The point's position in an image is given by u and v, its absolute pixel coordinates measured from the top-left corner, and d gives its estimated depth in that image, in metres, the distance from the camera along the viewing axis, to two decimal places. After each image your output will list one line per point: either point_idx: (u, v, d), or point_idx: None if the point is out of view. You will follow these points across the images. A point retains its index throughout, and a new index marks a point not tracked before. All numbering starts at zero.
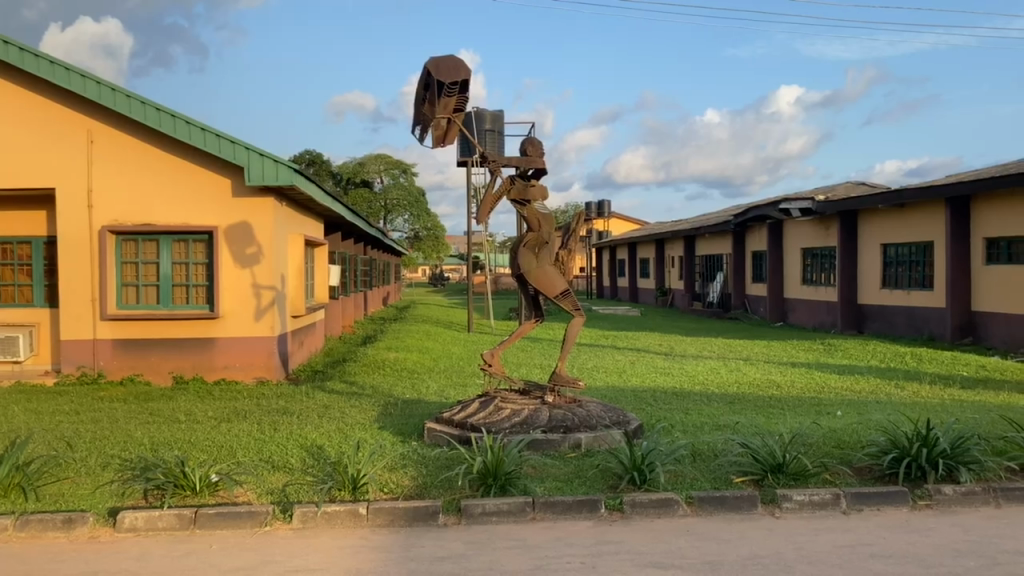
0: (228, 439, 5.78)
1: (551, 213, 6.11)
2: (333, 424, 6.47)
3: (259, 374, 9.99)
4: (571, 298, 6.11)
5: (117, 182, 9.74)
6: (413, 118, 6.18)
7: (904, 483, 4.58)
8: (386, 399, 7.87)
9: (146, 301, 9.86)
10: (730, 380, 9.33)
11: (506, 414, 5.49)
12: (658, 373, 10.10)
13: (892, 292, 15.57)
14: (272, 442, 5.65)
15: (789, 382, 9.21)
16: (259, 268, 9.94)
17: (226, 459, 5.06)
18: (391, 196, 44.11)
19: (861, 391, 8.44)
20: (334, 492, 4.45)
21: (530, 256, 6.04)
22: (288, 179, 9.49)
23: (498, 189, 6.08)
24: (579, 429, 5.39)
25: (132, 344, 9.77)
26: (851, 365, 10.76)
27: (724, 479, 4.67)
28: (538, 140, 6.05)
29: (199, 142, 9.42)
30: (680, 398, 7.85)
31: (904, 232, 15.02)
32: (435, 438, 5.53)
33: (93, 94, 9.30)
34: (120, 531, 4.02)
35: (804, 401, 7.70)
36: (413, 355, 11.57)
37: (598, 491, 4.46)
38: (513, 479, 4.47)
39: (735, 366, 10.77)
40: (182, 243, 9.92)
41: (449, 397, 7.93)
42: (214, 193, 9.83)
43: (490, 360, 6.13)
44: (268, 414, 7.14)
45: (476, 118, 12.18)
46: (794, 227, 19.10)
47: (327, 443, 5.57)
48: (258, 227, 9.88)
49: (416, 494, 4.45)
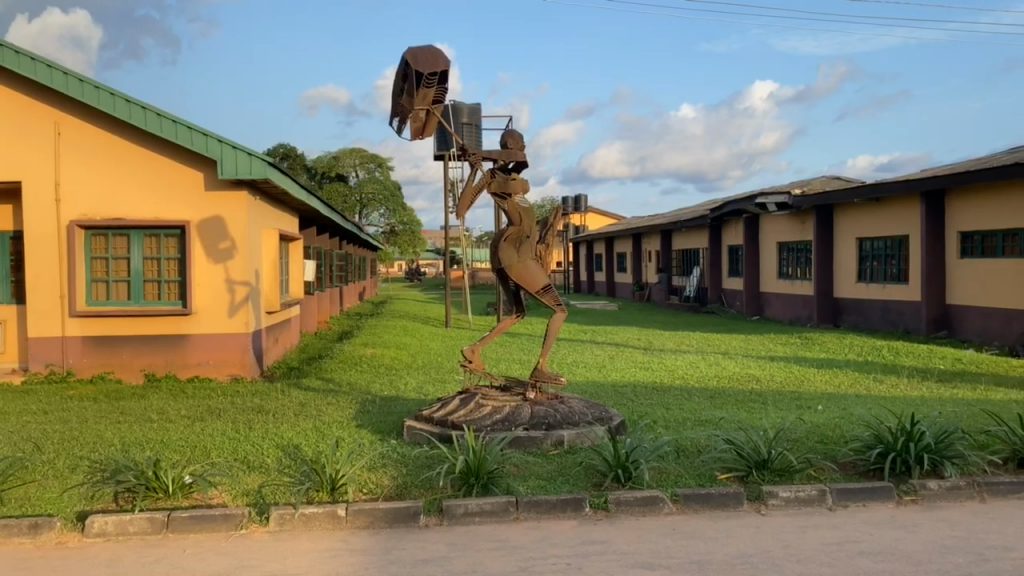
0: (201, 438, 5.64)
1: (532, 206, 6.02)
2: (309, 423, 6.34)
3: (233, 371, 9.83)
4: (553, 293, 6.01)
5: (86, 176, 9.52)
6: (390, 109, 6.05)
7: (889, 478, 4.54)
8: (363, 397, 7.75)
9: (117, 297, 9.67)
10: (709, 375, 9.32)
11: (487, 411, 5.40)
12: (638, 368, 10.06)
13: (868, 286, 15.67)
14: (247, 441, 5.53)
15: (768, 376, 9.20)
16: (233, 263, 9.76)
17: (199, 460, 4.92)
18: (366, 189, 43.79)
19: (839, 384, 8.46)
20: (312, 493, 4.34)
21: (511, 251, 5.94)
22: (262, 172, 9.31)
23: (478, 182, 5.98)
24: (561, 426, 5.31)
25: (102, 341, 9.56)
26: (829, 359, 10.80)
27: (709, 476, 4.62)
28: (518, 132, 5.96)
29: (171, 134, 9.22)
30: (661, 393, 7.80)
31: (880, 226, 15.11)
32: (415, 436, 5.44)
33: (60, 85, 9.07)
34: (89, 536, 3.88)
35: (784, 396, 7.69)
36: (391, 351, 11.44)
37: (581, 489, 4.39)
38: (495, 478, 4.38)
39: (714, 361, 10.77)
40: (153, 238, 9.72)
41: (427, 393, 7.82)
42: (186, 186, 9.62)
43: (471, 356, 6.03)
44: (242, 412, 6.99)
45: (454, 111, 12.07)
46: (770, 221, 19.18)
47: (304, 442, 5.45)
48: (231, 221, 9.69)
49: (397, 495, 4.36)
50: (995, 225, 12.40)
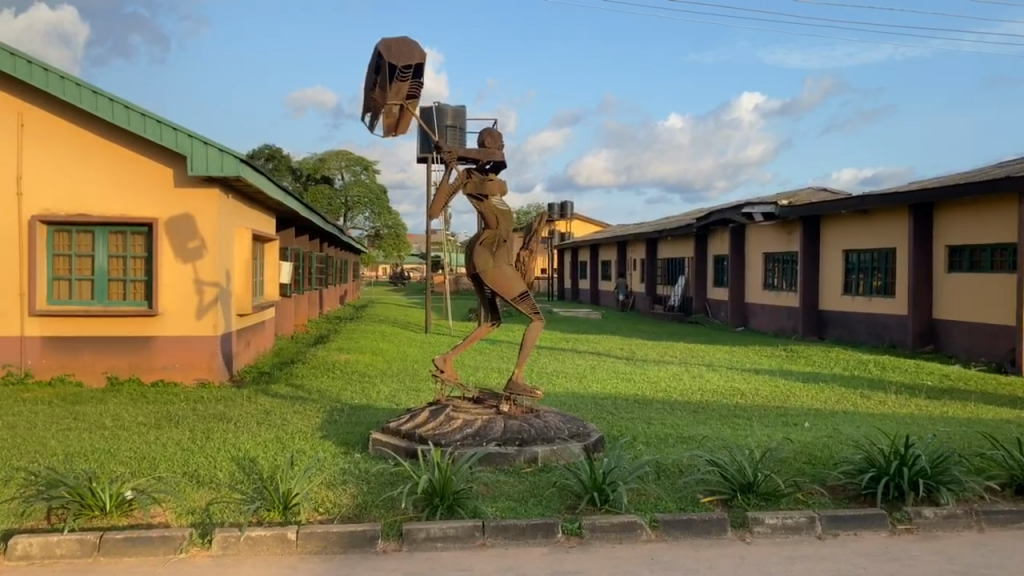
0: (152, 448, 5.28)
1: (509, 210, 5.74)
2: (270, 433, 6.00)
3: (200, 375, 9.45)
4: (529, 300, 5.71)
5: (49, 170, 9.15)
6: (363, 103, 5.70)
7: (882, 504, 4.26)
8: (332, 405, 7.41)
9: (80, 297, 9.30)
10: (692, 387, 9.05)
11: (457, 424, 5.09)
12: (620, 378, 9.77)
13: (854, 299, 15.49)
14: (200, 452, 5.19)
15: (753, 390, 8.93)
16: (202, 263, 9.39)
17: (145, 473, 4.57)
18: (351, 192, 43.38)
19: (826, 400, 8.20)
20: (263, 513, 4.01)
21: (487, 255, 5.64)
22: (234, 170, 8.95)
23: (452, 182, 5.68)
24: (536, 442, 5.01)
25: (63, 342, 9.18)
26: (814, 373, 10.56)
27: (690, 499, 4.33)
28: (497, 131, 5.69)
29: (139, 128, 8.86)
30: (642, 406, 7.52)
31: (867, 239, 14.94)
32: (380, 451, 5.13)
33: (23, 74, 8.72)
34: (11, 560, 3.53)
35: (769, 411, 7.43)
36: (366, 357, 11.11)
37: (554, 512, 4.09)
38: (462, 499, 4.06)
39: (698, 372, 10.50)
40: (119, 235, 9.36)
41: (399, 402, 7.51)
42: (153, 182, 9.26)
43: (442, 365, 5.70)
44: (204, 420, 6.65)
45: (437, 113, 11.78)
46: (757, 231, 18.99)
47: (261, 455, 5.12)
48: (200, 219, 9.34)
49: (355, 516, 4.04)
50: (985, 240, 12.21)
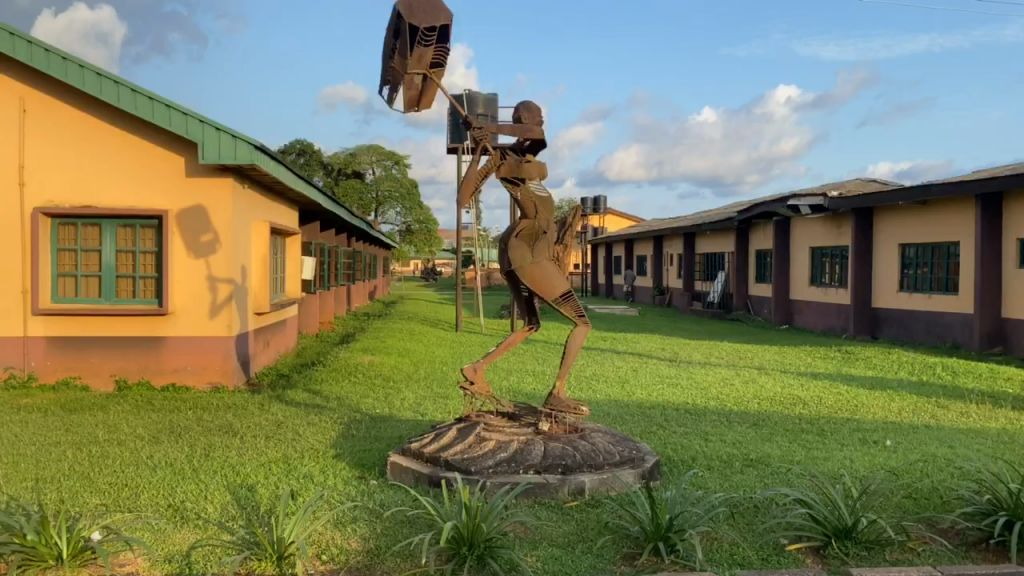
0: (138, 472, 4.59)
1: (550, 197, 4.97)
2: (277, 452, 5.30)
3: (214, 379, 8.81)
4: (573, 301, 4.94)
5: (52, 159, 8.55)
6: (381, 75, 4.98)
7: (1016, 557, 3.44)
8: (350, 415, 6.70)
9: (87, 294, 8.72)
10: (747, 394, 8.22)
11: (490, 447, 4.34)
12: (665, 383, 8.97)
13: (911, 296, 14.49)
14: (192, 478, 4.48)
15: (814, 398, 8.07)
16: (215, 258, 8.75)
17: (123, 505, 3.89)
18: (383, 187, 42.83)
19: (901, 412, 7.32)
20: (253, 564, 3.29)
21: (524, 248, 4.86)
22: (248, 157, 8.23)
23: (483, 166, 4.91)
24: (582, 469, 4.25)
25: (67, 342, 8.58)
26: (879, 378, 9.65)
27: (773, 547, 3.55)
28: (536, 104, 4.90)
29: (146, 112, 8.22)
30: (697, 418, 6.72)
31: (927, 232, 13.93)
32: (401, 476, 4.43)
33: (23, 55, 8.13)
34: None
35: (840, 425, 6.59)
36: (392, 358, 10.43)
37: (608, 564, 3.35)
38: (495, 548, 3.31)
39: (750, 376, 9.64)
40: (128, 229, 8.75)
41: (425, 412, 6.80)
42: (163, 171, 8.62)
43: (472, 377, 4.91)
44: (209, 433, 5.98)
45: (468, 100, 11.02)
46: (804, 225, 18.02)
47: (260, 482, 4.40)
48: (214, 212, 8.68)
49: (364, 568, 3.32)
50: None
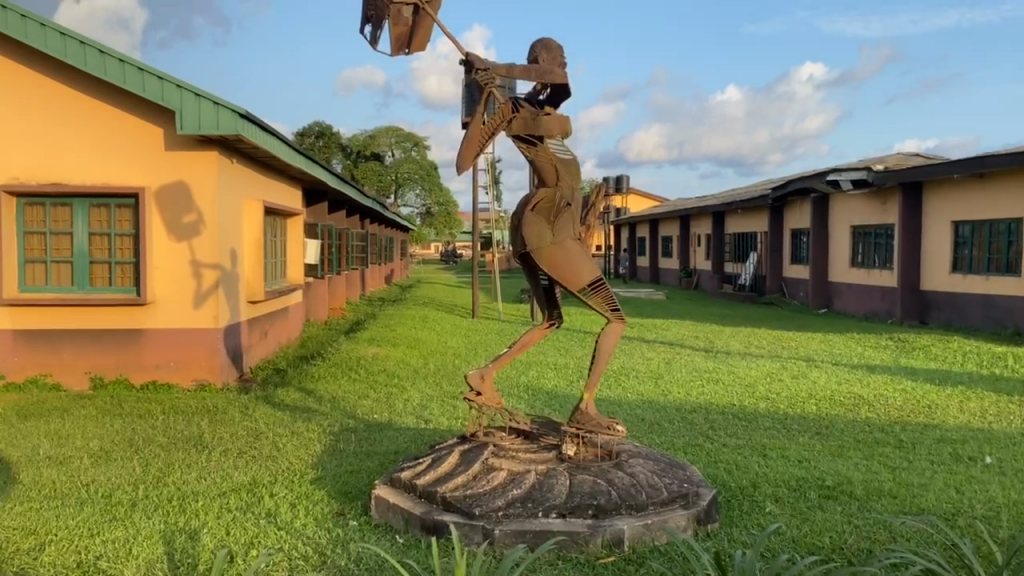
0: (58, 509, 3.64)
1: (574, 160, 3.99)
2: (243, 477, 4.35)
3: (199, 376, 7.89)
4: (603, 292, 3.93)
5: (16, 130, 7.65)
6: (361, 11, 4.00)
7: None
8: (342, 424, 5.75)
9: (58, 283, 7.86)
10: (800, 393, 7.18)
11: (499, 481, 3.38)
12: (704, 378, 7.95)
13: (965, 277, 13.31)
14: (123, 519, 3.53)
15: (878, 397, 7.00)
16: (199, 241, 7.82)
17: (12, 568, 2.95)
18: (402, 169, 41.77)
19: (985, 415, 6.24)
20: None
21: (542, 224, 3.87)
22: (231, 127, 7.26)
23: (492, 121, 3.92)
24: (619, 512, 3.27)
25: (36, 336, 7.71)
26: (946, 372, 8.54)
27: None
28: (555, 41, 3.89)
29: (117, 77, 7.29)
30: (748, 425, 5.70)
31: (984, 208, 12.75)
32: (387, 515, 3.48)
33: None
34: None
35: (919, 433, 5.54)
36: (399, 350, 9.49)
37: None
38: None
39: (798, 370, 8.57)
40: (103, 209, 7.86)
41: (428, 418, 5.84)
42: (137, 144, 7.69)
43: (478, 385, 3.91)
44: (172, 448, 5.06)
45: None
46: (844, 202, 16.83)
47: (206, 526, 3.44)
48: (196, 189, 7.74)
49: None
50: None
